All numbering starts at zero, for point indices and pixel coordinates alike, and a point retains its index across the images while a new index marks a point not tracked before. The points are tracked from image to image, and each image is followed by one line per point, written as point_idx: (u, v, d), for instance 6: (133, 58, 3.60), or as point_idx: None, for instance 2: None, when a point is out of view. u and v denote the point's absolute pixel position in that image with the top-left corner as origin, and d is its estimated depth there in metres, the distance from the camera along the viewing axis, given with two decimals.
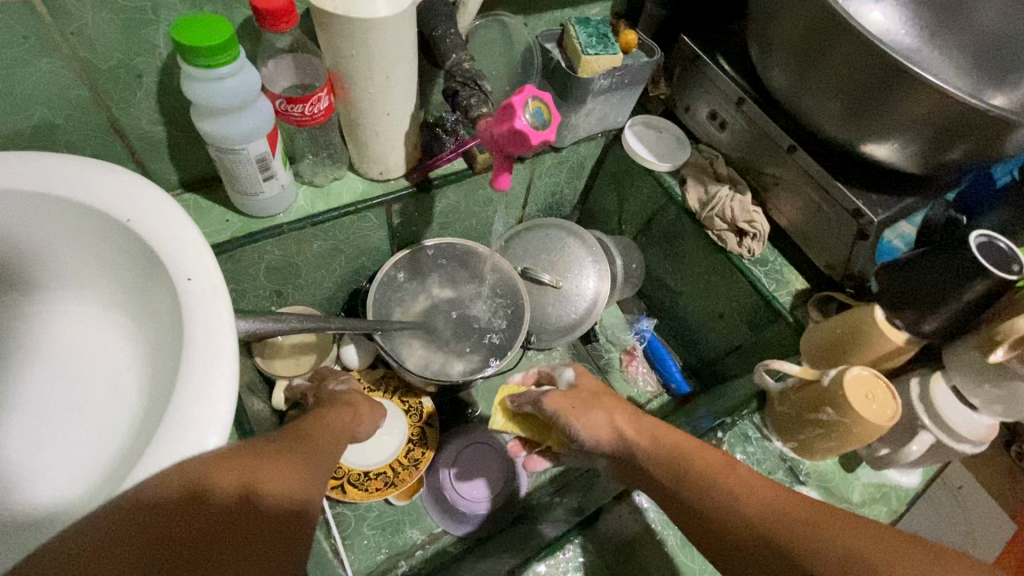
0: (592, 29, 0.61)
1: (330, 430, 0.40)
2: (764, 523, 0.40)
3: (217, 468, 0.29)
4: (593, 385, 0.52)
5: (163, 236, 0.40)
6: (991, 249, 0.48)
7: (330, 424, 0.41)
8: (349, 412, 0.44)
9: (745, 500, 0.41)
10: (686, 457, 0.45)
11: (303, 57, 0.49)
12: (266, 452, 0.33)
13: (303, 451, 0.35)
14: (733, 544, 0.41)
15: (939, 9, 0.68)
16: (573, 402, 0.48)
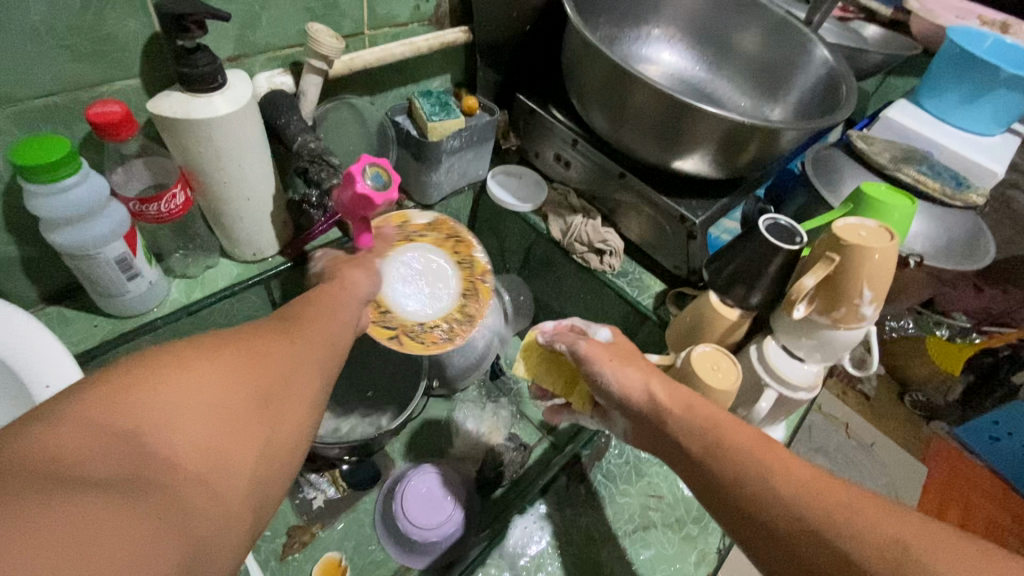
0: (435, 99, 0.69)
1: (327, 303, 0.41)
2: (813, 520, 0.36)
3: (194, 356, 0.29)
4: (624, 341, 0.55)
5: (20, 349, 0.40)
6: (776, 227, 0.58)
7: (329, 303, 0.41)
8: (349, 280, 0.46)
9: (794, 490, 0.38)
10: (721, 433, 0.43)
11: (154, 160, 0.51)
12: (250, 337, 0.33)
13: (297, 331, 0.36)
14: (775, 539, 0.38)
15: (716, 46, 0.82)
16: (612, 357, 0.51)
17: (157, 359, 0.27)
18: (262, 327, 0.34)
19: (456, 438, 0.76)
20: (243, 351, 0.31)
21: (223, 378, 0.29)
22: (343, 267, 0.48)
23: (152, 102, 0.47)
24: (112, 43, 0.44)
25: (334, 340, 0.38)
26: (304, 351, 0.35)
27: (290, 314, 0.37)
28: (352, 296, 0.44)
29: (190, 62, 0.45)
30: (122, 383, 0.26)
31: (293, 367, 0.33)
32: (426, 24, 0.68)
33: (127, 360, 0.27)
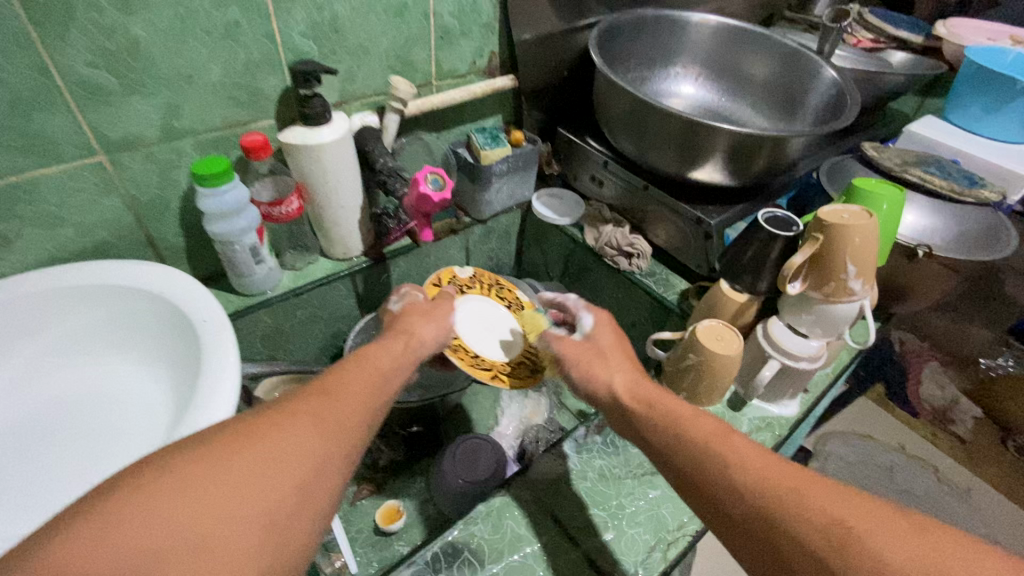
0: (487, 133, 0.85)
1: (366, 375, 0.45)
2: (767, 504, 0.37)
3: (214, 455, 0.33)
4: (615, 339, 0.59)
5: (185, 297, 0.58)
6: (776, 219, 0.67)
7: (357, 379, 0.44)
8: (395, 353, 0.51)
9: (748, 477, 0.39)
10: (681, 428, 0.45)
11: (279, 177, 0.71)
12: (278, 423, 0.37)
13: (326, 415, 0.39)
14: (732, 525, 0.39)
15: (738, 77, 0.93)
16: (577, 356, 0.57)
17: (173, 469, 0.31)
18: (283, 412, 0.38)
19: (501, 419, 0.87)
20: (259, 450, 0.34)
21: (232, 487, 0.32)
22: (413, 317, 0.58)
23: (281, 134, 0.66)
24: (259, 94, 0.64)
25: (356, 421, 0.41)
26: (330, 436, 0.38)
27: (328, 390, 0.42)
28: (399, 363, 0.49)
29: (308, 105, 0.64)
30: (140, 491, 0.29)
31: (310, 461, 0.36)
32: (480, 75, 0.85)
33: (157, 464, 0.31)
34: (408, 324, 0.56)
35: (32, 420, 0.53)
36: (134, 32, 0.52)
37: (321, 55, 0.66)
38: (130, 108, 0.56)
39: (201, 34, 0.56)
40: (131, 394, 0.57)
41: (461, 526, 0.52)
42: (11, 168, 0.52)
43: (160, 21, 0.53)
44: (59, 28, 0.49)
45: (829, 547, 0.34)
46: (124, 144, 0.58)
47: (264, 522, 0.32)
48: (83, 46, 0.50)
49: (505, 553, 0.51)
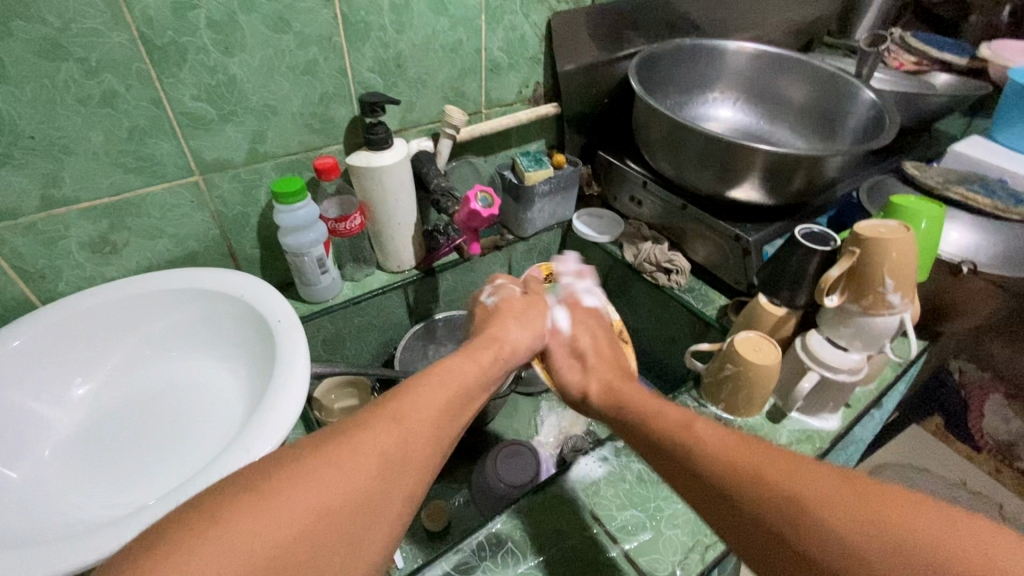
0: (531, 156, 0.90)
1: (439, 399, 0.46)
2: (729, 481, 0.39)
3: (276, 495, 0.34)
4: (591, 330, 0.66)
5: (261, 300, 0.64)
6: (813, 235, 0.68)
7: (435, 400, 0.45)
8: (475, 370, 0.52)
9: (709, 461, 0.41)
10: (658, 419, 0.48)
11: (344, 196, 0.78)
12: (346, 457, 0.37)
13: (393, 451, 0.40)
14: (705, 490, 0.41)
15: (777, 100, 0.96)
16: (563, 358, 0.63)
17: (263, 490, 0.34)
18: (364, 432, 0.40)
19: (542, 429, 0.90)
20: (335, 474, 0.36)
21: (309, 511, 0.34)
22: (493, 325, 0.61)
23: (348, 157, 0.73)
24: (330, 121, 0.72)
25: (430, 445, 0.42)
26: (391, 477, 0.39)
27: (400, 417, 0.42)
28: (478, 381, 0.51)
29: (373, 131, 0.71)
30: (233, 512, 0.32)
31: (382, 486, 0.38)
32: (526, 103, 0.91)
33: (249, 485, 0.34)
34: (498, 332, 0.60)
35: (130, 404, 0.60)
36: (231, 70, 0.61)
37: (385, 87, 0.74)
38: (223, 135, 0.64)
39: (285, 70, 0.64)
40: (212, 386, 0.63)
41: (505, 518, 0.55)
42: (125, 187, 0.61)
43: (253, 60, 0.62)
44: (172, 68, 0.57)
45: (779, 516, 0.36)
46: (216, 166, 0.66)
47: (316, 568, 0.33)
48: (190, 82, 0.59)
49: (547, 546, 0.53)
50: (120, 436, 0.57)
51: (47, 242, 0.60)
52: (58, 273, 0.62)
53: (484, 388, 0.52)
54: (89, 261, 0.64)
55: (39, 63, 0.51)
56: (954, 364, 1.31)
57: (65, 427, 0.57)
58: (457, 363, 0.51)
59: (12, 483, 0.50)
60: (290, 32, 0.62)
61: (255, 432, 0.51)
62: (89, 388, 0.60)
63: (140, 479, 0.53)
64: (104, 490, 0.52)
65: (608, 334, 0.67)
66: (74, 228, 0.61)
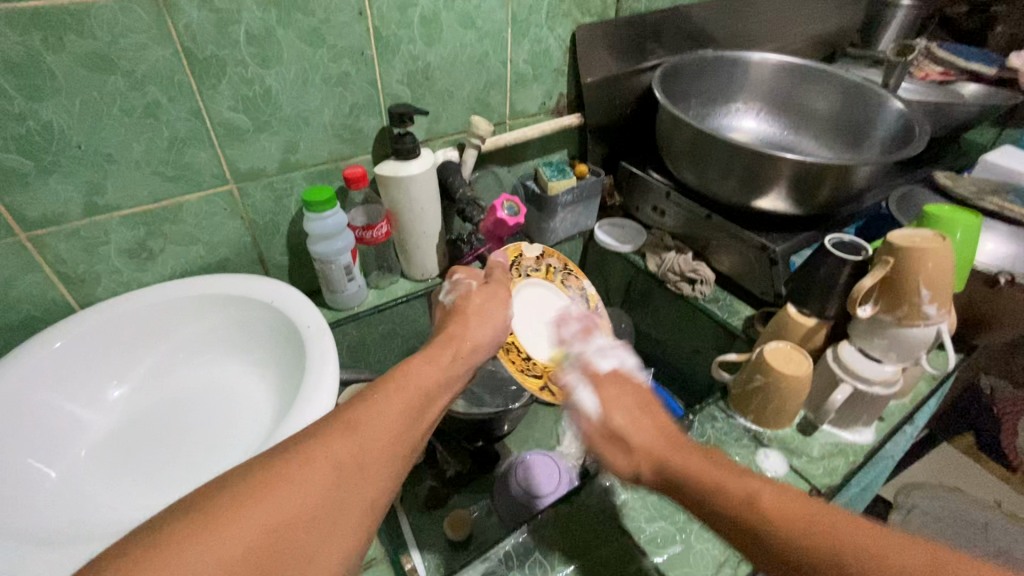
0: (554, 167, 0.91)
1: (401, 401, 0.43)
2: (800, 550, 0.36)
3: (224, 511, 0.31)
4: (622, 401, 0.51)
5: (290, 305, 0.65)
6: (843, 245, 0.68)
7: (387, 406, 0.42)
8: (437, 371, 0.49)
9: (777, 528, 0.37)
10: (712, 483, 0.42)
11: (370, 205, 0.79)
12: (297, 465, 0.35)
13: (349, 457, 0.37)
14: (775, 557, 0.37)
15: (803, 112, 0.95)
16: (587, 408, 0.53)
17: (196, 518, 0.31)
18: (307, 447, 0.37)
19: (563, 439, 0.89)
20: (280, 491, 0.33)
21: (250, 533, 0.31)
22: (454, 325, 0.58)
23: (377, 167, 0.74)
24: (359, 132, 0.73)
25: (382, 451, 0.39)
26: (348, 484, 0.36)
27: (354, 421, 0.40)
28: (439, 381, 0.48)
29: (402, 142, 0.72)
30: (164, 547, 0.29)
31: (334, 500, 0.35)
32: (549, 114, 0.92)
33: (182, 515, 0.31)
34: (457, 334, 0.56)
35: (164, 407, 0.61)
36: (267, 83, 0.63)
37: (413, 98, 0.75)
38: (258, 145, 0.66)
39: (319, 82, 0.66)
40: (242, 390, 0.64)
41: (532, 528, 0.54)
42: (163, 195, 0.63)
43: (288, 73, 0.63)
44: (212, 80, 0.59)
45: None
46: (250, 175, 0.68)
47: None
48: (228, 94, 0.61)
49: (575, 556, 0.52)
50: (154, 440, 0.58)
51: (88, 247, 0.61)
52: (97, 279, 0.64)
53: (441, 392, 0.49)
54: (127, 267, 0.65)
55: (88, 76, 0.53)
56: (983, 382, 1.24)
57: (101, 430, 0.58)
58: (422, 363, 0.49)
59: (52, 484, 0.51)
60: (324, 46, 0.64)
61: (287, 434, 0.51)
62: (125, 391, 0.62)
63: (173, 481, 0.54)
64: (139, 492, 0.53)
65: (642, 398, 0.52)
66: (114, 234, 0.62)
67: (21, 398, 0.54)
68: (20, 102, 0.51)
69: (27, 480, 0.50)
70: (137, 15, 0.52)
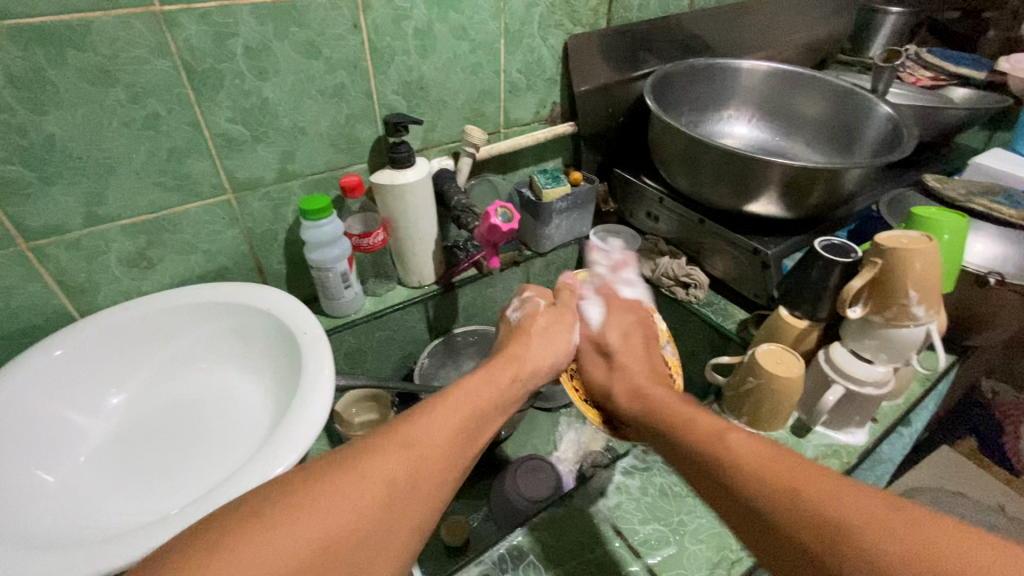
0: (548, 174, 0.92)
1: (457, 420, 0.43)
2: (752, 491, 0.38)
3: (280, 521, 0.32)
4: (625, 328, 0.63)
5: (288, 312, 0.66)
6: (832, 247, 0.68)
7: (441, 425, 0.42)
8: (492, 389, 0.49)
9: (738, 472, 0.39)
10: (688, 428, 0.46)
11: (367, 214, 0.80)
12: (351, 479, 0.36)
13: (402, 472, 0.38)
14: (733, 500, 0.39)
15: (795, 118, 0.97)
16: (592, 358, 0.62)
17: (251, 523, 0.32)
18: (362, 459, 0.37)
19: (560, 444, 0.89)
20: (331, 504, 0.34)
21: (302, 543, 0.32)
22: (514, 344, 0.58)
23: (373, 176, 0.75)
24: (355, 142, 0.75)
25: (436, 471, 0.40)
26: (398, 502, 0.37)
27: (411, 438, 0.40)
28: (495, 398, 0.49)
29: (396, 151, 0.73)
30: (218, 549, 0.30)
31: (383, 518, 0.36)
32: (543, 122, 0.94)
33: (231, 521, 0.32)
34: (520, 347, 0.57)
35: (162, 414, 0.62)
36: (264, 95, 0.64)
37: (408, 108, 0.77)
38: (256, 156, 0.67)
39: (315, 93, 0.68)
40: (240, 397, 0.65)
41: (526, 531, 0.55)
42: (163, 205, 0.64)
43: (285, 84, 0.65)
44: (211, 93, 0.61)
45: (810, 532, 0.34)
46: (248, 184, 0.69)
47: None
48: (226, 105, 0.62)
49: (569, 558, 0.53)
50: (151, 446, 0.58)
51: (88, 257, 0.63)
52: (97, 288, 0.65)
53: (499, 411, 0.49)
54: (126, 276, 0.66)
55: (89, 89, 0.54)
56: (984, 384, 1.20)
57: (100, 436, 0.59)
58: (478, 385, 0.49)
59: (51, 489, 0.52)
60: (320, 58, 0.65)
61: (283, 440, 0.52)
62: (124, 398, 0.63)
63: (170, 487, 0.54)
64: (136, 499, 0.53)
65: (641, 322, 0.65)
66: (114, 243, 0.64)
67: (21, 404, 0.54)
68: (23, 115, 0.52)
69: (25, 485, 0.51)
70: (137, 30, 0.54)
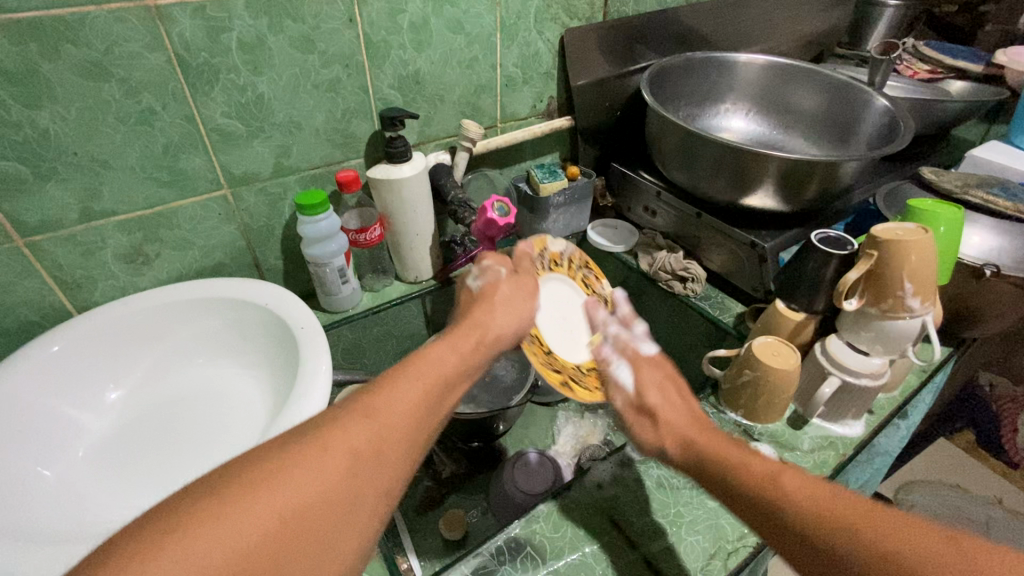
0: (545, 169, 0.92)
1: (419, 388, 0.43)
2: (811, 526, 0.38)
3: (241, 495, 0.32)
4: (659, 385, 0.57)
5: (285, 307, 0.66)
6: (828, 240, 0.68)
7: (404, 394, 0.42)
8: (459, 357, 0.49)
9: (795, 507, 0.39)
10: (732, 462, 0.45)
11: (364, 209, 0.80)
12: (315, 451, 0.36)
13: (365, 442, 0.38)
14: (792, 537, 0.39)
15: (793, 111, 0.96)
16: (636, 415, 0.55)
17: (212, 498, 0.32)
18: (323, 430, 0.37)
19: (559, 438, 0.90)
20: (293, 475, 0.34)
21: (264, 515, 0.32)
22: (479, 311, 0.57)
23: (369, 171, 0.75)
24: (351, 136, 0.74)
25: (400, 437, 0.40)
26: (364, 471, 0.37)
27: (374, 409, 0.40)
28: (462, 368, 0.48)
29: (392, 145, 0.73)
30: (178, 524, 0.30)
31: (348, 487, 0.35)
32: (540, 117, 0.94)
33: (192, 498, 0.32)
34: (479, 310, 0.57)
35: (160, 409, 0.62)
36: (259, 89, 0.64)
37: (404, 102, 0.76)
38: (252, 151, 0.67)
39: (310, 88, 0.67)
40: (236, 392, 0.65)
41: (524, 522, 0.55)
42: (158, 201, 0.64)
43: (280, 79, 0.65)
44: (205, 87, 0.60)
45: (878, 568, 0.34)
46: (244, 180, 0.69)
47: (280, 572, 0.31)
48: (221, 100, 0.62)
49: (566, 550, 0.53)
50: (148, 441, 0.59)
51: (84, 252, 0.62)
52: (93, 284, 0.65)
53: (464, 377, 0.49)
54: (123, 272, 0.66)
55: (83, 84, 0.54)
56: (983, 377, 1.23)
57: (97, 431, 0.59)
58: (441, 352, 0.48)
59: (48, 484, 0.52)
60: (314, 52, 0.65)
61: (280, 434, 0.52)
62: (121, 394, 0.63)
63: (167, 482, 0.55)
64: (133, 493, 0.53)
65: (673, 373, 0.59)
66: (110, 239, 0.63)
67: (18, 400, 0.54)
68: (17, 110, 0.52)
69: (23, 479, 0.51)
70: (131, 25, 0.54)
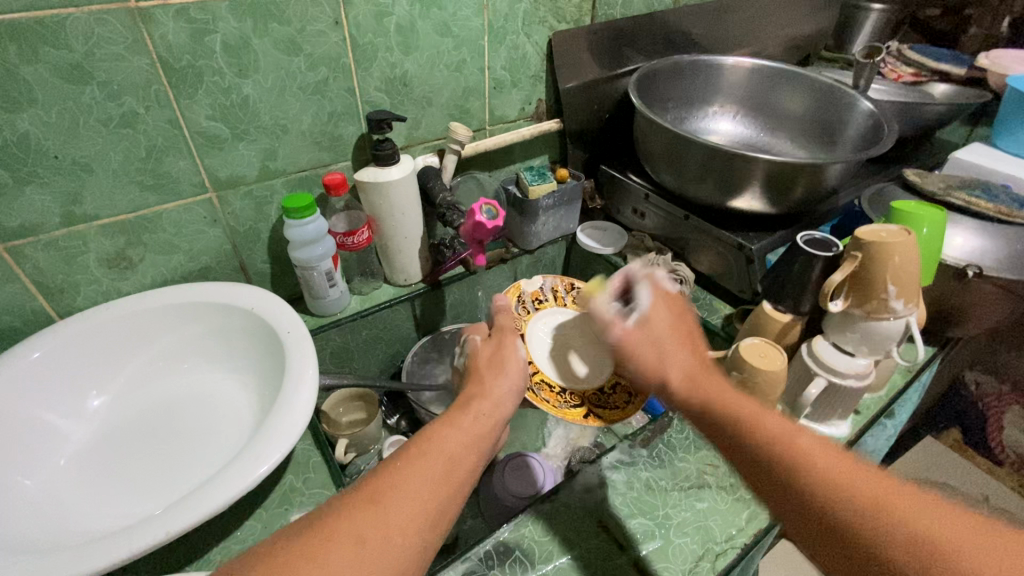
0: (534, 171, 0.92)
1: (425, 470, 0.43)
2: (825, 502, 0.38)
3: None
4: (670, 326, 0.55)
5: (271, 311, 0.65)
6: (815, 241, 0.69)
7: (409, 476, 0.42)
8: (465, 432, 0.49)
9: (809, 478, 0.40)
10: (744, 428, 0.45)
11: (351, 212, 0.80)
12: (326, 542, 0.36)
13: (372, 531, 0.38)
14: (806, 513, 0.40)
15: (779, 113, 0.97)
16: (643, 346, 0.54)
17: None
18: (331, 521, 0.38)
19: (549, 441, 0.90)
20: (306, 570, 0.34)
21: None
22: (477, 379, 0.57)
23: (357, 173, 0.75)
24: (338, 139, 0.74)
25: (406, 523, 0.39)
26: (372, 563, 0.37)
27: (378, 496, 0.40)
28: (470, 445, 0.48)
29: (379, 148, 0.72)
30: None
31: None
32: (529, 119, 0.94)
33: None
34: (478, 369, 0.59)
35: (145, 415, 0.61)
36: (244, 91, 0.63)
37: (392, 105, 0.76)
38: (238, 154, 0.67)
39: (297, 90, 0.67)
40: (222, 397, 0.64)
41: (513, 526, 0.55)
42: (142, 204, 0.63)
43: (265, 82, 0.64)
44: (189, 89, 0.60)
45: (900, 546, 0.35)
46: (230, 183, 0.68)
47: None
48: (205, 103, 0.61)
49: (555, 554, 0.53)
50: (133, 448, 0.58)
51: (66, 257, 0.62)
52: (76, 289, 0.64)
53: (473, 451, 0.48)
54: (107, 277, 0.66)
55: (63, 87, 0.53)
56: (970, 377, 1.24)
57: (80, 438, 0.58)
58: (448, 428, 0.49)
59: (28, 493, 0.51)
60: (300, 54, 0.65)
61: (265, 439, 0.52)
62: (105, 399, 0.62)
63: (151, 489, 0.54)
64: (117, 501, 0.52)
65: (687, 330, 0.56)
66: (93, 243, 0.63)
67: None
68: None
69: (3, 489, 0.50)
70: (113, 26, 0.53)
